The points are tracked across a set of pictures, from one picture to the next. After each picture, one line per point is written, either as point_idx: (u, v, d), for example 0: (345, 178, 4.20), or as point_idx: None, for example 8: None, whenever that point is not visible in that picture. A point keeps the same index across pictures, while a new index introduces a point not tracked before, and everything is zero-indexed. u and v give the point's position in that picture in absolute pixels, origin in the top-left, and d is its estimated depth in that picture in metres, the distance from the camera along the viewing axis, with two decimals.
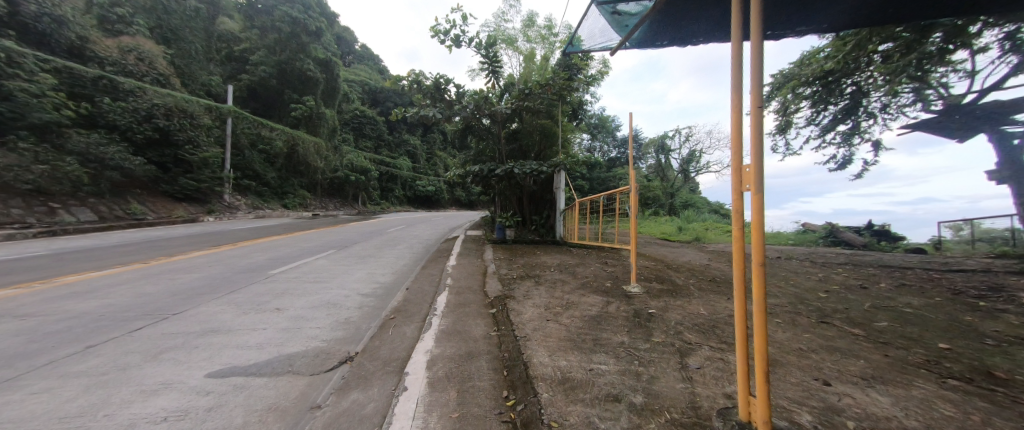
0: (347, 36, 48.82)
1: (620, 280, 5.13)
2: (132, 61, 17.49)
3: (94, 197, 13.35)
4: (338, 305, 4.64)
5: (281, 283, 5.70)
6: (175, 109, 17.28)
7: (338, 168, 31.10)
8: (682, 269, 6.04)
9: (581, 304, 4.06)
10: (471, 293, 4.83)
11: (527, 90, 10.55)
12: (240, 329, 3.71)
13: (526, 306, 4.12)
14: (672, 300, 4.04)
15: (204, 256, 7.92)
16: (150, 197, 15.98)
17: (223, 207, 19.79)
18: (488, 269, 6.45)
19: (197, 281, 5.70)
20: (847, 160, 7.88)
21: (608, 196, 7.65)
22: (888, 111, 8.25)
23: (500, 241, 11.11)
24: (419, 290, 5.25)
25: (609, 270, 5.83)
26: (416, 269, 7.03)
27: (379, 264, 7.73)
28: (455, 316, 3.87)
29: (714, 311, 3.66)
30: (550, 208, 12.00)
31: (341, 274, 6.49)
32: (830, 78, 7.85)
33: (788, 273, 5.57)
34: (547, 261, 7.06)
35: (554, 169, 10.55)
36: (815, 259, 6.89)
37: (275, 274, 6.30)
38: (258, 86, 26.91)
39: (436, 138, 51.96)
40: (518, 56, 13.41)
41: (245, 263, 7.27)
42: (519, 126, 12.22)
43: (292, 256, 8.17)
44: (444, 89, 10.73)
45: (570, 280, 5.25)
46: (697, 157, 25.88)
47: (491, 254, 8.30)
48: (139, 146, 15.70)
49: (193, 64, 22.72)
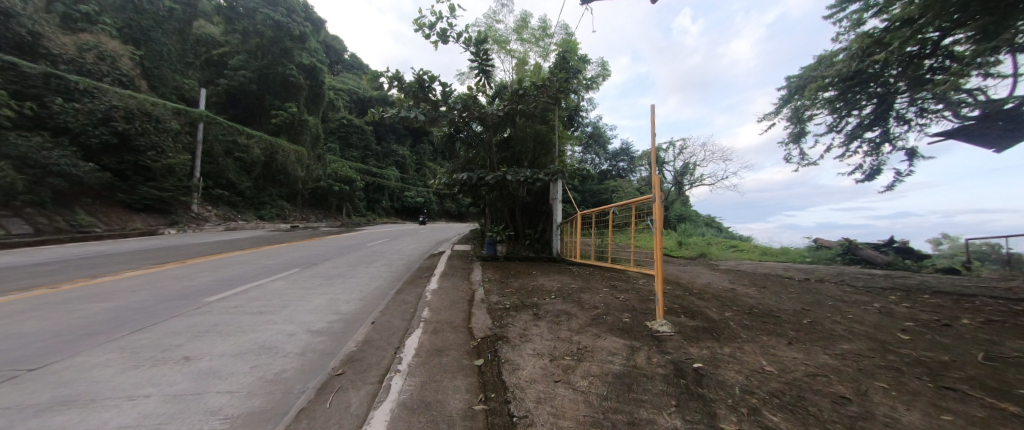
0: (336, 45, 48.10)
1: (639, 313, 4.10)
2: (91, 60, 16.25)
3: (33, 207, 11.82)
4: (276, 350, 3.46)
5: (212, 317, 4.46)
6: (138, 112, 15.94)
7: (320, 177, 29.79)
8: (706, 296, 5.05)
9: (598, 353, 3.01)
10: (452, 333, 3.72)
11: (521, 91, 9.77)
12: (108, 398, 2.45)
13: (523, 354, 3.06)
14: (718, 348, 3.04)
15: (136, 277, 6.58)
16: (103, 208, 14.47)
17: (189, 218, 18.28)
18: (475, 295, 5.34)
19: (102, 313, 4.44)
20: (875, 170, 7.22)
21: (616, 209, 6.65)
22: (923, 115, 7.66)
23: (490, 258, 9.98)
24: (387, 327, 4.12)
25: (622, 299, 4.79)
26: (390, 294, 5.90)
27: (347, 286, 6.52)
28: (427, 374, 2.74)
29: (785, 368, 2.64)
30: (545, 221, 10.95)
31: (295, 302, 5.26)
32: (853, 81, 7.53)
33: (837, 304, 4.64)
34: (547, 284, 6.00)
35: (550, 178, 9.68)
36: (852, 283, 6.04)
37: (211, 303, 5.06)
38: (236, 91, 25.68)
39: (426, 148, 50.97)
40: (511, 58, 12.70)
41: (180, 287, 5.96)
42: (512, 132, 11.39)
43: (244, 278, 6.87)
44: (428, 87, 9.70)
45: (577, 313, 4.18)
46: (691, 169, 25.54)
47: (480, 275, 7.21)
48: (93, 151, 14.36)
49: (165, 67, 21.47)
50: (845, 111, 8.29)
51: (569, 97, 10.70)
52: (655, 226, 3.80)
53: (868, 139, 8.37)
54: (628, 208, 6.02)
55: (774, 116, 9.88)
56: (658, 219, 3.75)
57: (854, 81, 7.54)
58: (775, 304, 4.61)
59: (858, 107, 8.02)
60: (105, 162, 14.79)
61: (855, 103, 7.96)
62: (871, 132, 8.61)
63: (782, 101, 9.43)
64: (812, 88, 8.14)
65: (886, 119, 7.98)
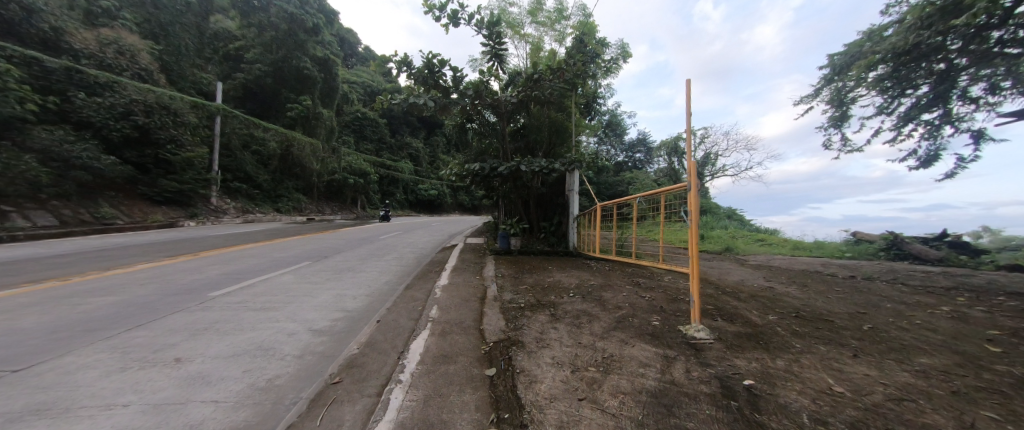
0: (350, 38, 48.02)
1: (670, 316, 3.68)
2: (111, 55, 16.61)
3: (57, 199, 12.20)
4: (271, 352, 3.24)
5: (214, 313, 4.31)
6: (156, 105, 16.24)
7: (335, 170, 30.07)
8: (743, 296, 4.56)
9: (628, 364, 2.61)
10: (461, 335, 3.39)
11: (536, 76, 9.34)
12: (83, 407, 2.25)
13: (540, 363, 2.69)
14: (771, 360, 2.60)
15: (147, 270, 6.57)
16: (125, 201, 14.88)
17: (208, 211, 18.70)
18: (487, 292, 5.01)
19: (106, 307, 4.36)
20: (932, 156, 6.44)
21: (639, 199, 6.10)
22: (995, 92, 6.72)
23: (503, 252, 9.64)
24: (392, 327, 3.85)
25: (648, 299, 4.35)
26: (399, 290, 5.66)
27: (355, 281, 6.35)
28: (431, 386, 2.41)
29: (859, 389, 2.16)
30: (561, 214, 10.50)
31: (300, 298, 5.08)
32: (908, 57, 6.71)
33: (899, 306, 4.06)
34: (564, 281, 5.60)
35: (567, 168, 9.21)
36: (907, 281, 5.40)
37: (216, 298, 4.94)
38: (252, 85, 25.98)
39: (439, 141, 50.81)
40: (525, 43, 12.18)
41: (187, 281, 5.88)
42: (525, 120, 10.90)
43: (253, 271, 6.78)
44: (438, 73, 9.27)
45: (600, 315, 3.78)
46: (713, 159, 24.52)
47: (492, 270, 6.89)
48: (114, 145, 14.75)
49: (183, 62, 21.84)
50: (897, 92, 7.43)
51: (586, 81, 10.15)
52: (691, 218, 3.32)
53: (924, 122, 7.47)
54: (655, 199, 5.44)
55: (812, 99, 9.02)
56: (694, 210, 3.27)
57: (910, 56, 6.69)
58: (824, 306, 4.08)
59: (913, 86, 7.15)
60: (127, 156, 15.19)
61: (909, 81, 7.10)
62: (928, 114, 7.67)
63: (821, 82, 8.56)
64: (859, 65, 7.30)
65: (947, 99, 7.08)
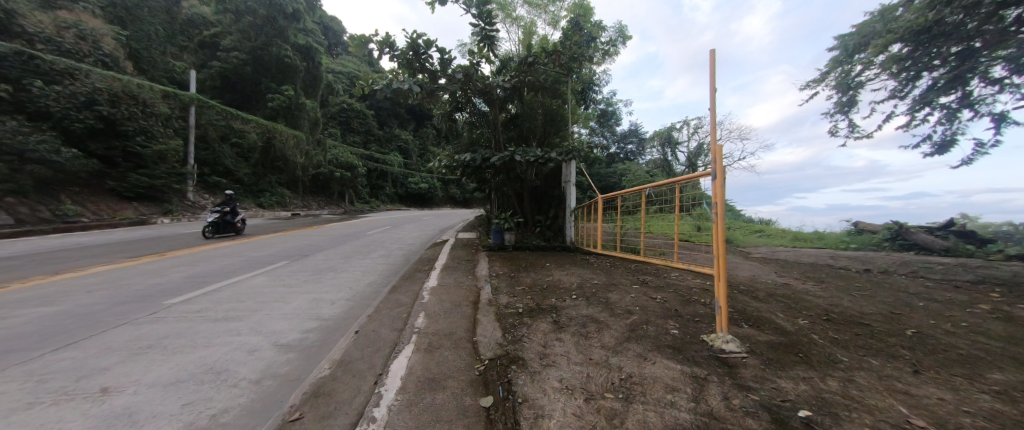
0: (335, 26, 46.14)
1: (690, 323, 3.23)
2: (71, 40, 15.35)
3: (12, 196, 11.21)
4: (224, 377, 2.67)
5: (166, 325, 3.71)
6: (123, 94, 15.05)
7: (321, 164, 29.07)
8: (761, 295, 4.16)
9: (654, 390, 2.14)
10: (452, 351, 2.89)
11: (530, 60, 8.79)
12: None
13: (547, 389, 2.21)
14: (825, 382, 2.16)
15: (101, 274, 5.86)
16: (92, 198, 13.94)
17: (185, 207, 17.73)
18: (480, 296, 4.51)
19: (35, 320, 3.71)
20: (947, 141, 6.13)
21: (649, 191, 5.53)
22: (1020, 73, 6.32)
23: (497, 248, 9.14)
24: (372, 341, 3.32)
25: (659, 301, 3.92)
26: (383, 293, 5.14)
27: (336, 282, 5.79)
28: (412, 425, 1.92)
29: (944, 422, 1.74)
30: (557, 206, 10.02)
31: (269, 306, 4.49)
32: (925, 37, 6.34)
33: (935, 306, 3.70)
34: (564, 280, 5.15)
35: (563, 158, 8.72)
36: (927, 275, 5.10)
37: (172, 307, 4.32)
38: (230, 74, 24.62)
39: (429, 133, 49.65)
40: (518, 26, 11.51)
41: (145, 286, 5.23)
42: (518, 108, 10.33)
43: (222, 273, 6.15)
44: (425, 55, 8.55)
45: (609, 322, 3.33)
46: (705, 150, 24.42)
47: (486, 268, 6.39)
48: (77, 137, 13.70)
49: (153, 48, 20.47)
50: (912, 74, 7.06)
51: (584, 65, 9.58)
52: (715, 210, 2.85)
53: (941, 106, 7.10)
54: (669, 190, 4.85)
55: (819, 84, 8.63)
56: (721, 202, 2.79)
57: (929, 34, 6.32)
58: (854, 307, 3.70)
59: (929, 67, 6.78)
60: (92, 149, 14.16)
61: (925, 62, 6.73)
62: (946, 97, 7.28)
63: (830, 65, 8.18)
64: (875, 44, 6.89)
65: (967, 81, 6.69)
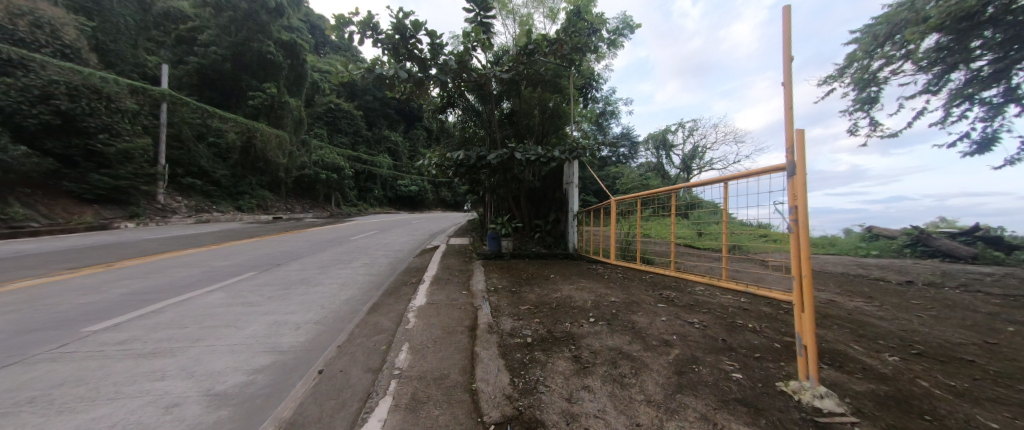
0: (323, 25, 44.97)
1: (753, 361, 2.49)
2: (25, 28, 14.11)
3: None
4: None
5: (67, 368, 2.83)
6: (84, 88, 13.88)
7: (306, 165, 27.89)
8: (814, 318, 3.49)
9: None
10: (440, 412, 2.07)
11: (530, 48, 8.10)
12: None
13: None
14: None
15: (20, 292, 4.88)
16: (45, 200, 12.71)
17: (154, 210, 16.46)
18: (478, 319, 3.73)
19: None
20: (989, 139, 5.62)
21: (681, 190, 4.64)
22: None
23: (493, 255, 8.38)
24: (337, 389, 2.50)
25: (699, 327, 3.21)
26: (361, 313, 4.33)
27: (308, 299, 4.93)
28: None
29: None
30: (558, 210, 9.26)
31: (215, 334, 3.62)
32: (964, 23, 6.10)
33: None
34: (574, 297, 4.41)
35: (566, 158, 7.99)
36: (982, 289, 4.52)
37: (90, 338, 3.44)
38: (207, 69, 23.32)
39: (419, 135, 48.66)
40: (513, 19, 10.85)
41: (68, 307, 4.29)
42: (514, 105, 9.67)
43: (172, 288, 5.23)
44: (413, 41, 7.78)
45: (647, 359, 2.59)
46: (700, 152, 24.08)
47: (482, 281, 5.61)
48: (31, 134, 12.58)
49: (121, 41, 19.17)
50: (948, 67, 6.84)
51: (585, 58, 8.97)
52: (793, 216, 2.10)
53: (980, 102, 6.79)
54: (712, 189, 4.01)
55: (836, 80, 8.16)
56: (804, 204, 2.03)
57: (968, 22, 6.09)
58: (937, 333, 3.04)
59: (966, 58, 6.55)
60: (48, 147, 12.98)
61: (963, 52, 6.49)
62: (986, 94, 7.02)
63: (847, 60, 7.82)
64: (912, 33, 6.54)
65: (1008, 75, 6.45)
